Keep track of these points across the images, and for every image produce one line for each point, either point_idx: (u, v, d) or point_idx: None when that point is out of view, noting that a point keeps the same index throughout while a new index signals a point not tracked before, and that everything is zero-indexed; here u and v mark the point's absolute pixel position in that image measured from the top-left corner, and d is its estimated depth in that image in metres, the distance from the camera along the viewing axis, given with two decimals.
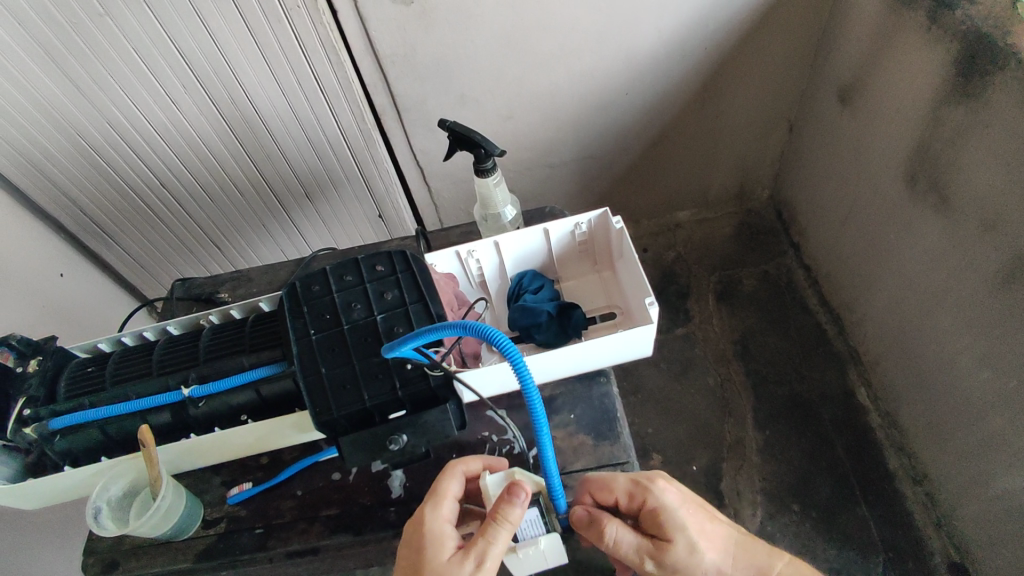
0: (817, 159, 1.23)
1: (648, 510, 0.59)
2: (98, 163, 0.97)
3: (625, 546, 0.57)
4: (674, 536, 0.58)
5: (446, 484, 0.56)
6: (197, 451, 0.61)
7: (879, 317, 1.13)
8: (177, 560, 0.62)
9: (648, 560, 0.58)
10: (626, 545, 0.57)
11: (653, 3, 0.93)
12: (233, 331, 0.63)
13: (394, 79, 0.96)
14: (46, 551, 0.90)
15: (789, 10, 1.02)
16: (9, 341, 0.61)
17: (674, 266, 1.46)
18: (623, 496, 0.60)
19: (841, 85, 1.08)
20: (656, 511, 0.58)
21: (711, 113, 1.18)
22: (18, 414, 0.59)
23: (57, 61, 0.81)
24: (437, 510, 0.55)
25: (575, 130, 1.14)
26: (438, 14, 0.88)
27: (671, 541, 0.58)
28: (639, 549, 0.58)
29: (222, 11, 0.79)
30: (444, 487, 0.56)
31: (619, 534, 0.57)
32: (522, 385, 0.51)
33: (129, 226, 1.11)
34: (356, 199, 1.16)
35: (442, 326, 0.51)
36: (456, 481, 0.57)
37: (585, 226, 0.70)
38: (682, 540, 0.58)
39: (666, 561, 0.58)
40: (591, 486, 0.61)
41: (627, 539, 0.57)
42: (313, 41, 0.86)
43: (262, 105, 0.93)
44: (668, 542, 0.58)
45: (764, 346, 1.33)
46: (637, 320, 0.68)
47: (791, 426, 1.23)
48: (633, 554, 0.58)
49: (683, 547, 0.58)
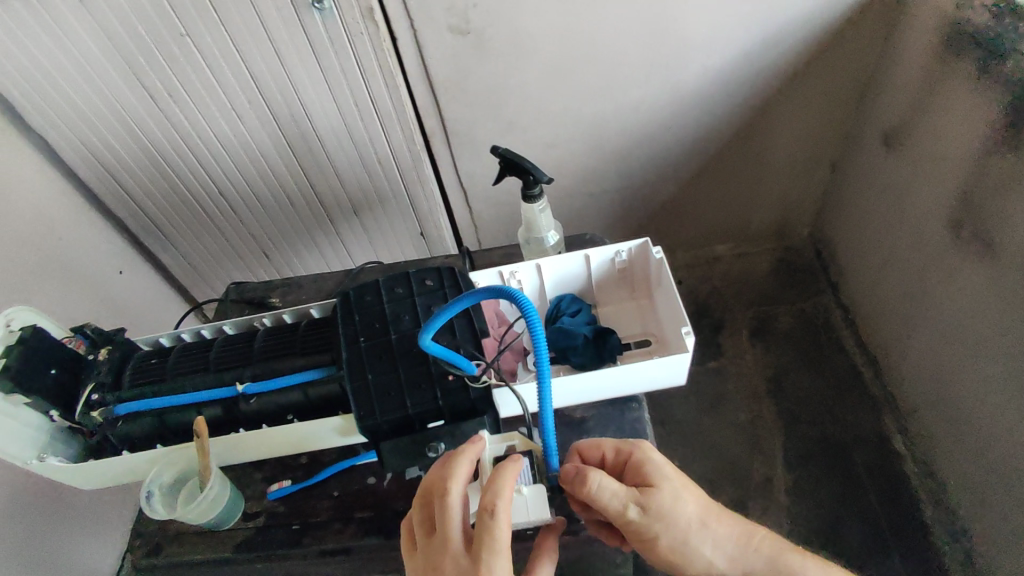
0: (860, 199, 1.23)
1: (633, 462, 0.61)
2: (163, 167, 1.04)
3: (611, 492, 0.57)
4: (658, 483, 0.59)
5: (499, 536, 0.50)
6: (243, 446, 0.64)
7: (920, 362, 1.11)
8: (217, 550, 0.65)
9: (632, 508, 0.58)
10: (611, 491, 0.57)
11: (701, 42, 0.96)
12: (287, 334, 0.67)
13: (446, 104, 1.01)
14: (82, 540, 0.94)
15: (837, 54, 1.03)
16: (84, 330, 0.67)
17: (709, 299, 1.46)
18: (610, 451, 0.63)
19: (888, 129, 1.09)
20: (642, 463, 0.61)
21: (753, 151, 1.19)
22: (86, 399, 0.64)
23: (136, 71, 0.87)
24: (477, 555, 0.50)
25: (618, 160, 1.16)
26: (493, 44, 0.92)
27: (655, 487, 0.59)
28: (625, 496, 0.58)
29: (291, 34, 0.84)
30: (500, 541, 0.50)
31: (605, 481, 0.57)
32: (534, 344, 0.54)
33: (186, 229, 1.18)
34: (401, 216, 1.19)
35: (468, 294, 0.53)
36: (506, 527, 0.51)
37: (625, 253, 0.72)
38: (666, 487, 0.59)
39: (650, 508, 0.58)
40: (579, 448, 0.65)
41: (611, 486, 0.57)
42: (372, 65, 0.90)
43: (319, 122, 0.98)
44: (652, 488, 0.59)
45: (797, 385, 1.31)
46: (672, 347, 0.69)
47: (822, 469, 1.21)
48: (618, 502, 0.57)
49: (667, 495, 0.59)
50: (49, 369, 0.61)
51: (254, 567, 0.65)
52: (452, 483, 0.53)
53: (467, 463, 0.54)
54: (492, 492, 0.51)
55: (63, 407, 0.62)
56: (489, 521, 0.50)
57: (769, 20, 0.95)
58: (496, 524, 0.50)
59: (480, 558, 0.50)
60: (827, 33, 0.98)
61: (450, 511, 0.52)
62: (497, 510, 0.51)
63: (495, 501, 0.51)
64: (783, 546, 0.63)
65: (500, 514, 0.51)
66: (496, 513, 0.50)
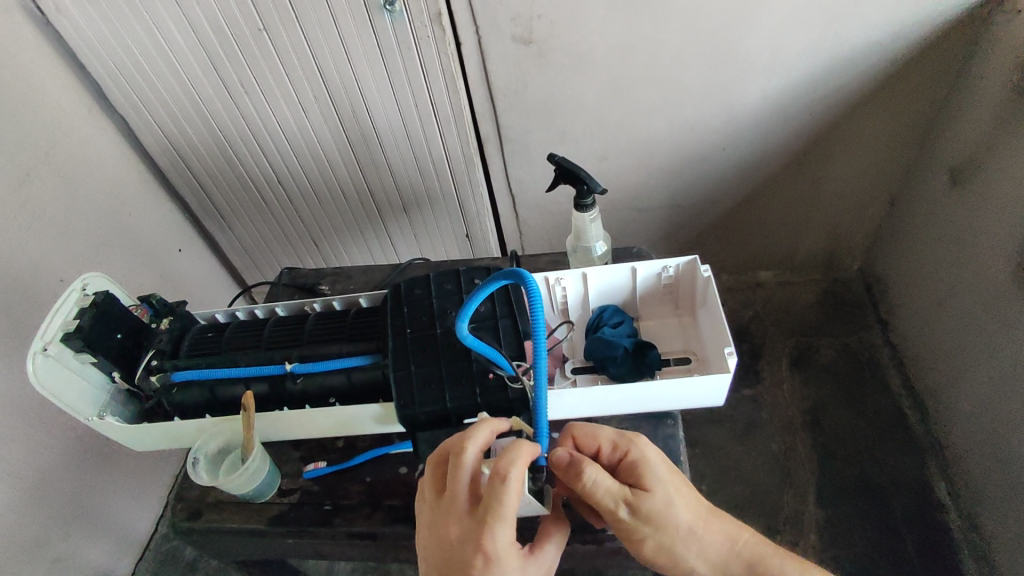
0: (918, 235, 1.19)
1: (629, 461, 0.58)
2: (229, 152, 1.09)
3: (603, 489, 0.55)
4: (653, 487, 0.57)
5: (509, 505, 0.50)
6: (286, 424, 0.66)
7: (975, 411, 1.07)
8: (251, 520, 0.68)
9: (622, 507, 0.56)
10: (603, 488, 0.55)
11: (764, 66, 0.96)
12: (337, 320, 0.69)
13: (502, 111, 1.03)
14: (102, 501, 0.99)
15: (905, 87, 1.01)
16: (149, 300, 0.70)
17: (750, 325, 1.43)
18: (607, 445, 0.60)
19: (954, 166, 1.06)
20: (637, 463, 0.58)
21: (807, 179, 1.17)
22: (147, 363, 0.68)
23: (215, 63, 0.93)
24: (492, 520, 0.50)
25: (669, 178, 1.16)
26: (556, 56, 0.94)
27: (649, 491, 0.57)
28: (616, 494, 0.56)
29: (362, 36, 0.88)
30: (510, 511, 0.50)
31: (599, 477, 0.55)
32: (534, 325, 0.55)
33: (243, 213, 1.23)
34: (448, 216, 1.21)
35: (489, 282, 0.56)
36: (516, 496, 0.51)
37: (672, 269, 0.72)
38: (660, 492, 0.56)
39: (641, 510, 0.56)
40: (575, 432, 0.61)
41: (604, 483, 0.55)
42: (436, 70, 0.93)
43: (379, 121, 1.01)
44: (645, 491, 0.57)
45: (837, 421, 1.27)
46: (713, 368, 0.69)
47: (856, 511, 1.16)
48: (609, 499, 0.55)
49: (660, 500, 0.56)
50: (117, 333, 0.66)
51: (285, 541, 0.67)
52: (472, 445, 0.52)
53: (487, 430, 0.54)
54: (508, 463, 0.50)
55: (125, 369, 0.66)
56: (502, 490, 0.50)
57: (836, 47, 0.93)
58: (507, 491, 0.50)
59: (489, 522, 0.50)
60: (896, 64, 0.96)
61: (462, 473, 0.52)
62: (510, 481, 0.50)
63: (507, 471, 0.50)
64: (771, 547, 0.60)
65: (512, 484, 0.50)
66: (508, 482, 0.50)
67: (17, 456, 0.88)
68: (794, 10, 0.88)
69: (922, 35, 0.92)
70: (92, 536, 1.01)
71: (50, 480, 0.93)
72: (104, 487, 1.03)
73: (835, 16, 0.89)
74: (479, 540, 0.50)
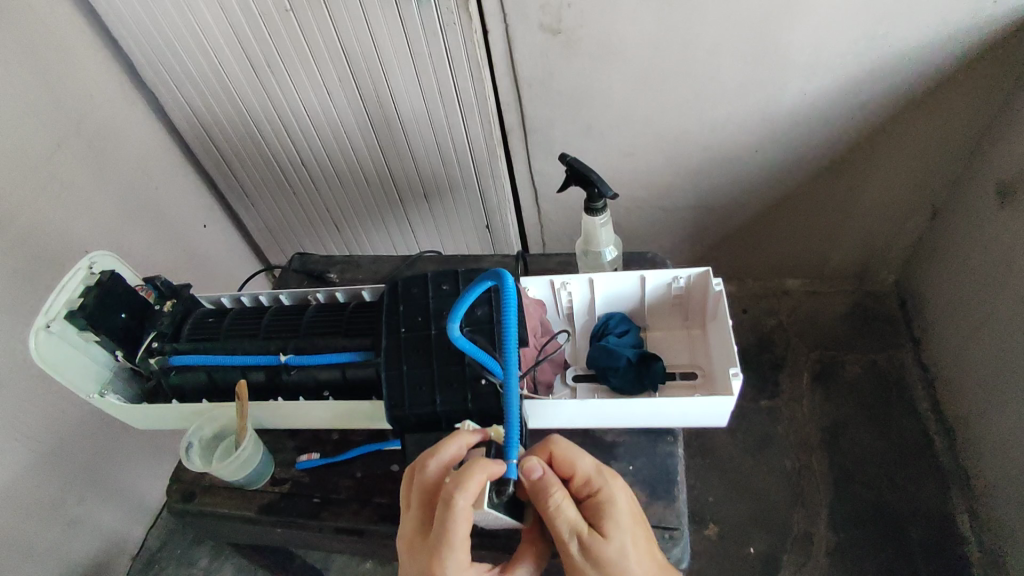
0: (959, 252, 1.13)
1: (596, 500, 0.56)
2: (252, 131, 1.09)
3: (562, 517, 0.53)
4: (612, 535, 0.54)
5: (454, 530, 0.49)
6: (279, 414, 0.66)
7: (1009, 444, 1.01)
8: (242, 506, 0.68)
9: (574, 543, 0.54)
10: (564, 517, 0.53)
11: (804, 66, 0.91)
12: (336, 312, 0.69)
13: (527, 101, 1.00)
14: (104, 468, 1.03)
15: (955, 94, 0.94)
16: (155, 281, 0.71)
17: (772, 334, 1.38)
18: (580, 476, 0.57)
19: (1003, 179, 0.99)
20: (603, 504, 0.55)
21: (844, 185, 1.12)
22: (148, 345, 0.68)
23: (243, 41, 0.92)
24: (434, 544, 0.50)
25: (694, 180, 1.12)
26: (584, 46, 0.90)
27: (606, 536, 0.54)
28: (573, 528, 0.54)
29: (388, 21, 0.86)
30: (455, 536, 0.49)
31: (562, 504, 0.53)
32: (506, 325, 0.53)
33: (267, 194, 1.24)
34: (468, 207, 1.20)
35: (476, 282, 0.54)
36: (464, 520, 0.50)
37: (683, 281, 0.69)
38: (617, 542, 0.54)
39: (592, 553, 0.53)
40: (553, 450, 0.57)
41: (565, 513, 0.53)
42: (461, 57, 0.90)
43: (403, 108, 1.00)
44: (603, 536, 0.54)
45: (856, 440, 1.22)
46: (718, 387, 0.66)
47: (871, 536, 1.12)
48: (565, 530, 0.54)
49: (615, 550, 0.53)
50: (121, 313, 0.66)
51: (274, 530, 0.67)
52: (431, 462, 0.53)
53: (451, 445, 0.54)
54: (455, 486, 0.49)
55: (127, 349, 0.67)
56: (447, 514, 0.49)
57: (884, 49, 0.88)
58: (453, 517, 0.49)
59: (435, 546, 0.50)
60: (945, 71, 0.91)
61: (424, 486, 0.53)
62: (456, 504, 0.49)
63: (454, 496, 0.49)
64: None
65: (458, 508, 0.49)
66: (454, 507, 0.49)
67: (38, 422, 0.91)
68: (841, 7, 0.83)
69: (977, 41, 0.86)
70: (106, 501, 1.05)
71: (68, 447, 0.96)
72: (118, 456, 1.06)
73: (885, 15, 0.83)
74: (428, 565, 0.51)
